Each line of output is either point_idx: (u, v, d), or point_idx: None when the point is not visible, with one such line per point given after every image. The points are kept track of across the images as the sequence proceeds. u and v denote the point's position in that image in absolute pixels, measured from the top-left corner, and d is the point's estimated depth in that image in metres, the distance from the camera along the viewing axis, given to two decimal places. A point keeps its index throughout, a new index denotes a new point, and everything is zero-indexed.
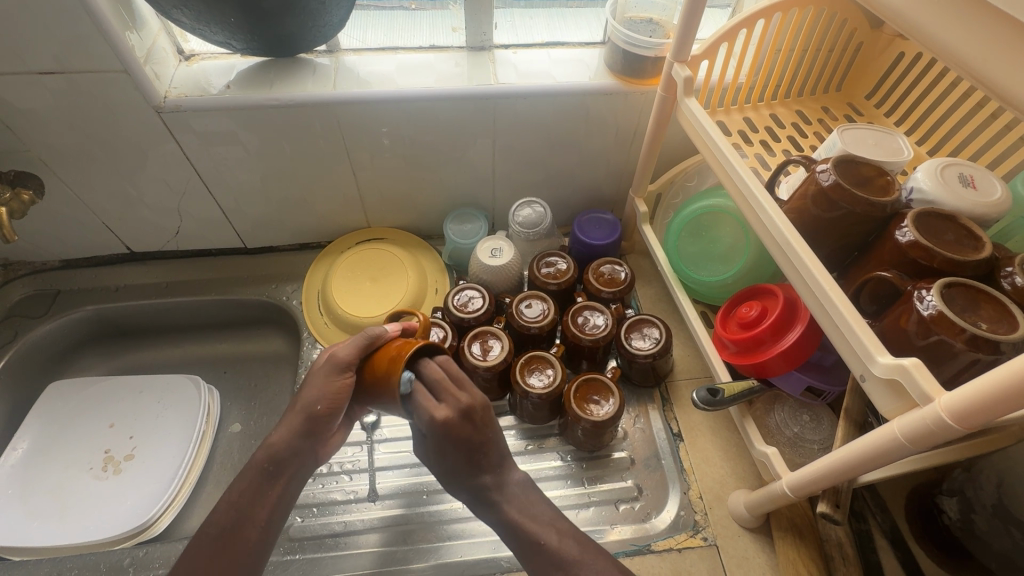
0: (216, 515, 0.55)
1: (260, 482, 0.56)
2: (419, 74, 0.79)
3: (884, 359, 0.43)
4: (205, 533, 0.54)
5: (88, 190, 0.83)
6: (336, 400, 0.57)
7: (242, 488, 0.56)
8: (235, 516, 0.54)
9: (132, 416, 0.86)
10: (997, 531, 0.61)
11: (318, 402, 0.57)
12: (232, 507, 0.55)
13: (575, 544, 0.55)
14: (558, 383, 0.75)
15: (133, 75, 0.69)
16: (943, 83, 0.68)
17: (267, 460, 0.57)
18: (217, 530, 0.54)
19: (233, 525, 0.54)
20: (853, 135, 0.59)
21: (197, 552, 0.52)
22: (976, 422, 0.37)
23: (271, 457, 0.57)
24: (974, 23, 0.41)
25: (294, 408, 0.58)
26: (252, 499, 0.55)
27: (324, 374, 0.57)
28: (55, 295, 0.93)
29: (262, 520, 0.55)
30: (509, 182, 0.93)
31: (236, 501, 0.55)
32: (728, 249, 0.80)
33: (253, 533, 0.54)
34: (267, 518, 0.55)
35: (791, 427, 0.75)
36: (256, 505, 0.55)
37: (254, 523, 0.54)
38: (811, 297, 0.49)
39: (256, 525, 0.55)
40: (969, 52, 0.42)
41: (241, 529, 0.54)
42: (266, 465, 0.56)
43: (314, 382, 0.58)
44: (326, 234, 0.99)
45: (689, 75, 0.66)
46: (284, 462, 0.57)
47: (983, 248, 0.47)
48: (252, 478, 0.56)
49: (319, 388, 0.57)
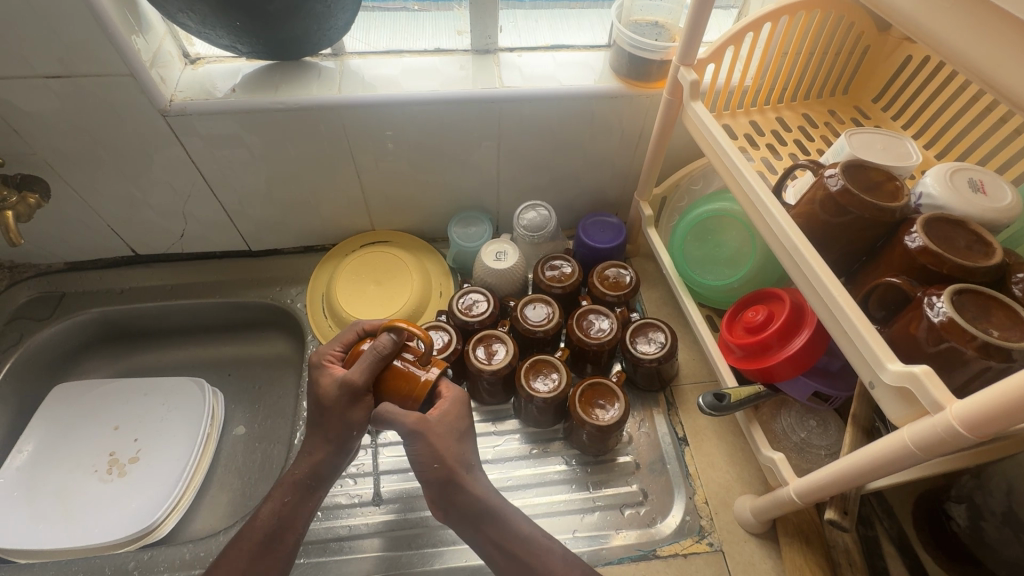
0: (258, 519, 0.59)
1: (300, 495, 0.60)
2: (425, 78, 0.79)
3: (894, 366, 0.42)
4: (249, 535, 0.58)
5: (93, 192, 0.83)
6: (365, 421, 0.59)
7: (282, 499, 0.60)
8: (276, 523, 0.59)
9: (136, 419, 0.86)
10: (1007, 539, 0.60)
11: (349, 428, 0.58)
12: (274, 516, 0.59)
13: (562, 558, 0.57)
14: (563, 387, 0.75)
15: (139, 79, 0.69)
16: (952, 87, 0.67)
17: (306, 475, 0.60)
18: (257, 535, 0.58)
19: (274, 532, 0.58)
20: (860, 139, 0.59)
21: (240, 554, 0.57)
22: (988, 431, 0.36)
23: (310, 473, 0.60)
24: (990, 28, 0.40)
25: (327, 429, 0.59)
26: (293, 511, 0.59)
27: (345, 404, 0.57)
28: (61, 298, 0.93)
29: (298, 529, 0.59)
30: (513, 185, 0.93)
31: (278, 511, 0.59)
32: (733, 253, 0.79)
33: (290, 541, 0.59)
34: (302, 526, 0.60)
35: (797, 432, 0.75)
36: (294, 514, 0.59)
37: (291, 531, 0.59)
38: (819, 303, 0.49)
39: (295, 533, 0.59)
40: (983, 57, 0.41)
41: (279, 538, 0.58)
42: (303, 479, 0.60)
43: (336, 413, 0.58)
44: (330, 237, 0.99)
45: (695, 79, 0.65)
46: (321, 478, 0.61)
47: (994, 253, 0.47)
48: (291, 489, 0.60)
49: (347, 419, 0.58)
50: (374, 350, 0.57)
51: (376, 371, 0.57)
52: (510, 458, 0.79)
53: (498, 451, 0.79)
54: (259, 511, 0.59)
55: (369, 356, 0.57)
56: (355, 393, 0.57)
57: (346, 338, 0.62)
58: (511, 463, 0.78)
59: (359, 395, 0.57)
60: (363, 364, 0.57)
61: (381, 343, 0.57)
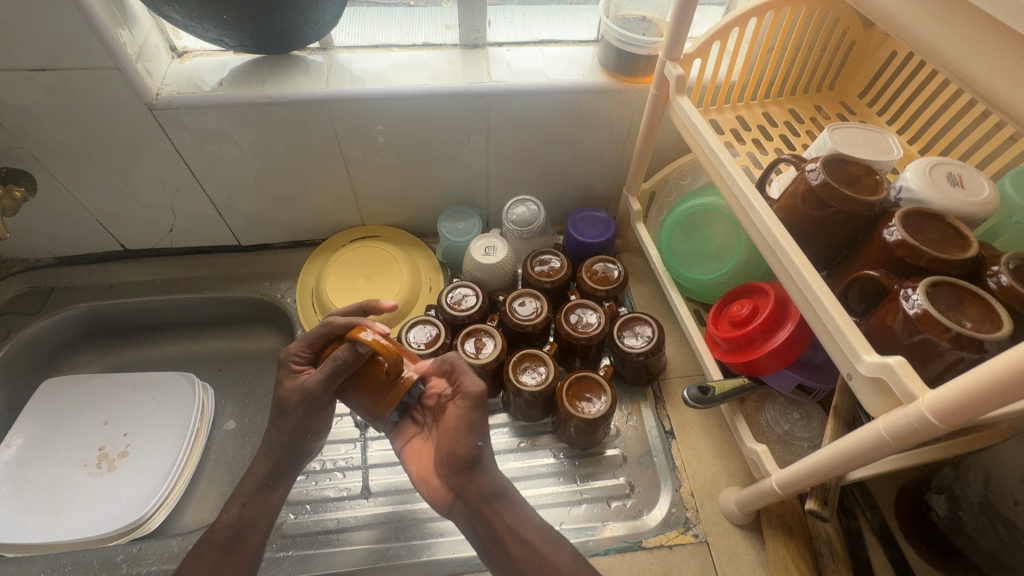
0: (219, 524, 0.61)
1: (260, 495, 0.62)
2: (413, 72, 0.79)
3: (870, 357, 0.43)
4: (209, 540, 0.60)
5: (80, 186, 0.83)
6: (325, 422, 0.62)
7: (242, 502, 0.62)
8: (238, 526, 0.60)
9: (125, 414, 0.86)
10: (983, 529, 0.62)
11: (308, 432, 0.62)
12: (236, 518, 0.61)
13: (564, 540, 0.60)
14: (551, 381, 0.75)
15: (124, 72, 0.69)
16: (935, 82, 0.68)
17: (262, 476, 0.63)
18: (220, 539, 0.59)
19: (235, 534, 0.60)
20: (843, 134, 0.60)
21: (203, 559, 0.58)
22: (958, 420, 0.37)
23: (268, 472, 0.63)
24: (959, 22, 0.41)
25: (280, 432, 0.62)
26: (254, 510, 0.61)
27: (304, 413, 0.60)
28: (49, 292, 0.92)
29: (262, 528, 0.61)
30: (503, 180, 0.93)
31: (239, 513, 0.61)
32: (720, 248, 0.80)
33: (254, 540, 0.60)
34: (267, 525, 0.62)
35: (781, 424, 0.76)
36: (256, 514, 0.61)
37: (254, 531, 0.61)
38: (799, 296, 0.50)
39: (258, 531, 0.61)
40: (954, 53, 0.42)
41: (242, 537, 0.60)
42: (261, 478, 0.63)
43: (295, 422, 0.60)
44: (320, 232, 0.99)
45: (681, 74, 0.66)
46: (278, 476, 0.63)
47: (970, 247, 0.47)
48: (250, 492, 0.62)
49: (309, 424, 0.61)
50: (337, 365, 0.56)
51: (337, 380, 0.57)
52: (499, 452, 0.79)
53: None
54: (221, 517, 0.61)
55: (327, 366, 0.57)
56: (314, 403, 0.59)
57: (314, 340, 0.61)
58: (500, 457, 0.79)
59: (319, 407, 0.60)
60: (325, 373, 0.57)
61: (344, 356, 0.56)
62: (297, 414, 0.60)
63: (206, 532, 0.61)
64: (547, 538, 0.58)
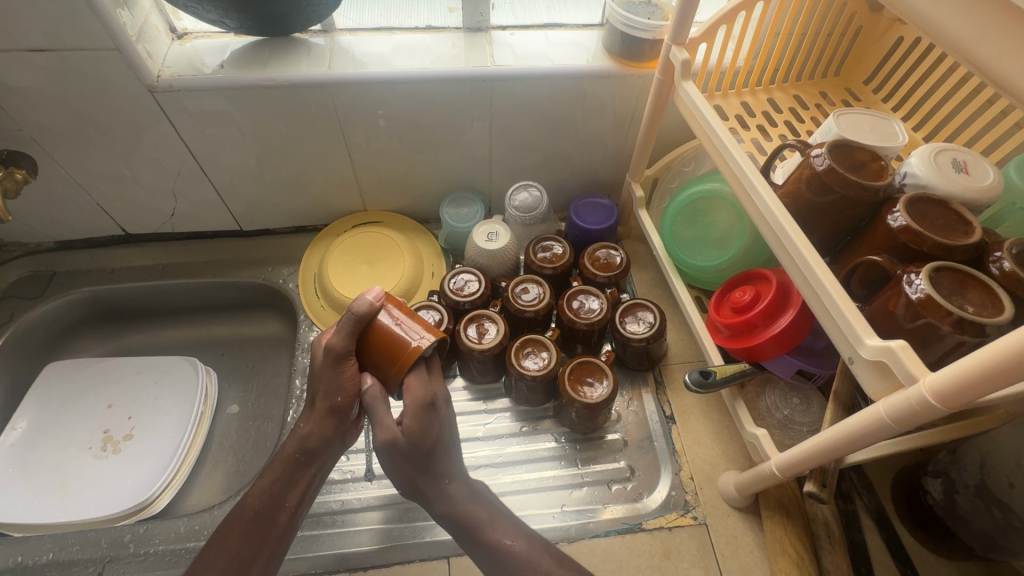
0: (249, 498, 0.59)
1: (292, 470, 0.60)
2: (416, 55, 0.79)
3: (872, 341, 0.43)
4: (239, 514, 0.58)
5: (81, 170, 0.82)
6: (353, 387, 0.58)
7: (275, 476, 0.60)
8: (267, 502, 0.59)
9: (130, 397, 0.86)
10: (978, 511, 0.63)
11: (337, 394, 0.58)
12: (266, 494, 0.59)
13: (543, 555, 0.57)
14: (553, 366, 0.76)
15: (125, 53, 0.68)
16: (941, 68, 0.67)
17: (297, 451, 0.60)
18: (248, 516, 0.58)
19: (263, 511, 0.58)
20: (848, 119, 0.59)
21: (232, 532, 0.57)
22: (958, 403, 0.37)
23: (301, 448, 0.60)
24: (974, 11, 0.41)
25: (318, 402, 0.59)
26: (285, 487, 0.60)
27: (330, 371, 0.58)
28: (51, 277, 0.92)
29: (291, 506, 0.60)
30: (505, 165, 0.93)
31: (270, 489, 0.59)
32: (722, 234, 0.80)
33: (284, 518, 0.59)
34: (296, 504, 0.61)
35: (781, 409, 0.77)
36: (286, 490, 0.60)
37: (283, 508, 0.60)
38: (802, 280, 0.50)
39: (287, 510, 0.60)
40: (973, 40, 0.42)
41: (270, 516, 0.58)
42: (295, 453, 0.60)
43: (324, 379, 0.58)
44: (322, 217, 0.99)
45: (686, 58, 0.65)
46: (313, 454, 0.60)
47: (973, 232, 0.48)
48: (283, 466, 0.60)
49: (335, 381, 0.58)
50: (351, 312, 0.57)
51: (354, 334, 0.57)
52: (500, 436, 0.80)
53: (489, 429, 0.81)
54: (250, 493, 0.59)
55: (346, 318, 0.57)
56: (337, 358, 0.57)
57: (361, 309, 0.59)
58: (501, 441, 0.80)
59: (341, 356, 0.57)
60: (345, 325, 0.57)
61: (359, 305, 0.57)
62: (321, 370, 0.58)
63: (238, 503, 0.60)
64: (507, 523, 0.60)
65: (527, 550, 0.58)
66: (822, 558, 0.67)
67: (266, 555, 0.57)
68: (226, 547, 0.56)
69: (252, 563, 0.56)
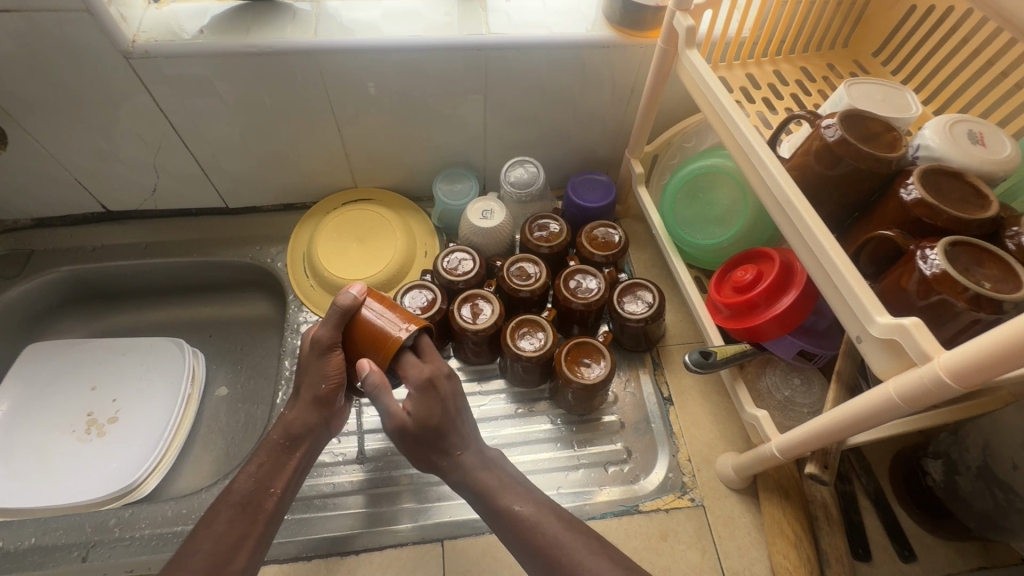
0: (233, 488, 0.57)
1: (277, 456, 0.60)
2: (407, 22, 0.75)
3: (883, 319, 0.42)
4: (223, 504, 0.56)
5: (56, 142, 0.79)
6: (339, 374, 0.60)
7: (260, 463, 0.59)
8: (254, 488, 0.57)
9: (114, 379, 0.84)
10: (979, 492, 0.62)
11: (323, 381, 0.60)
12: (251, 481, 0.58)
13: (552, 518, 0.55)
14: (549, 347, 0.74)
15: (97, 16, 0.64)
16: (954, 37, 0.65)
17: (282, 437, 0.61)
18: (235, 502, 0.56)
19: (251, 499, 0.56)
20: (859, 89, 0.57)
21: (217, 519, 0.55)
22: (973, 381, 0.36)
23: (287, 433, 0.61)
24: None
25: (303, 391, 0.61)
26: (271, 473, 0.59)
27: (319, 362, 0.59)
28: (28, 255, 0.89)
29: (279, 490, 0.59)
30: (501, 140, 0.90)
31: (256, 475, 0.58)
32: (724, 212, 0.78)
33: (271, 504, 0.57)
34: (283, 488, 0.59)
35: (782, 390, 0.76)
36: (272, 476, 0.59)
37: (270, 495, 0.58)
38: (810, 257, 0.48)
39: (275, 496, 0.58)
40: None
41: (257, 501, 0.57)
42: (280, 439, 0.61)
43: (310, 369, 0.60)
44: (311, 194, 0.95)
45: (691, 25, 0.62)
46: (298, 439, 0.61)
47: (990, 207, 0.46)
48: (268, 452, 0.60)
49: (320, 370, 0.59)
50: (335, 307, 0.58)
51: (338, 328, 0.58)
52: (495, 417, 0.78)
53: (484, 411, 0.79)
54: (236, 481, 0.58)
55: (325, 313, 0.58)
56: (324, 351, 0.59)
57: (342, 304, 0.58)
58: (496, 423, 0.78)
59: (326, 348, 0.59)
60: (327, 322, 0.58)
61: (341, 301, 0.58)
62: (309, 362, 0.60)
63: (223, 493, 0.57)
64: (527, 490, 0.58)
65: (534, 512, 0.55)
66: (820, 540, 0.66)
67: (253, 543, 0.55)
68: (213, 531, 0.53)
69: (239, 547, 0.53)
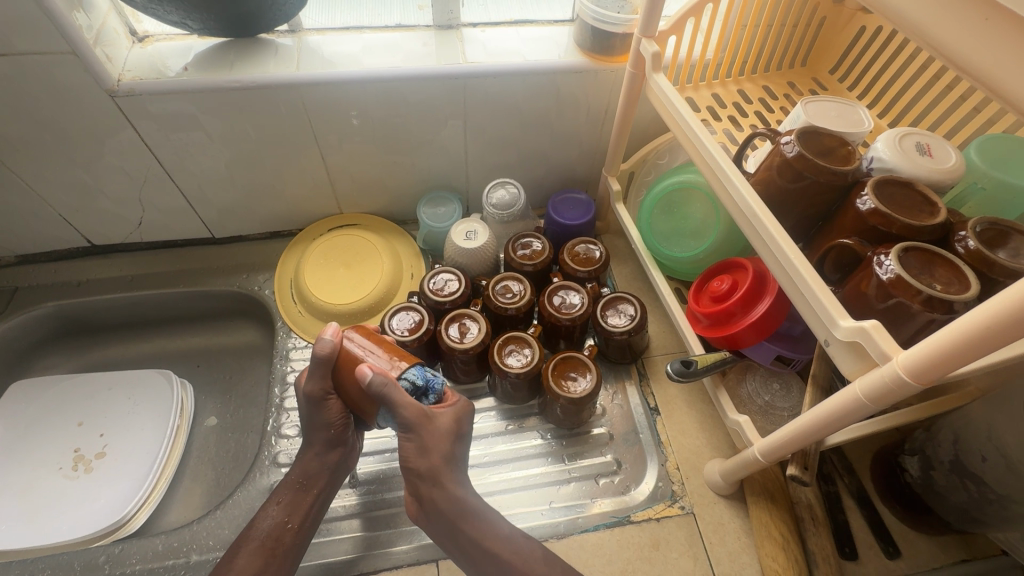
0: (255, 527, 0.61)
1: (295, 496, 0.63)
2: (386, 54, 0.78)
3: (846, 322, 0.44)
4: (245, 542, 0.59)
5: (41, 180, 0.79)
6: (340, 417, 0.63)
7: (279, 503, 0.63)
8: (275, 526, 0.61)
9: (101, 414, 0.83)
10: (953, 486, 0.64)
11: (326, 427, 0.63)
12: (272, 520, 0.61)
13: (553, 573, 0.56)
14: (536, 362, 0.75)
15: (82, 57, 0.66)
16: (902, 55, 0.69)
17: (299, 476, 0.64)
18: (256, 538, 0.59)
19: (271, 536, 0.60)
20: (816, 107, 0.61)
21: (239, 556, 0.58)
22: (931, 377, 0.38)
23: (304, 473, 0.65)
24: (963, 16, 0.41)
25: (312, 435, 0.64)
26: (289, 511, 0.62)
27: (315, 410, 0.62)
28: (12, 292, 0.89)
29: (296, 527, 0.62)
30: (481, 163, 0.92)
31: (275, 514, 0.62)
32: (698, 225, 0.81)
33: (289, 539, 0.60)
34: (301, 525, 0.62)
35: (762, 396, 0.78)
36: (291, 513, 0.62)
37: (289, 532, 0.61)
38: (777, 266, 0.51)
39: (293, 532, 0.61)
40: (955, 46, 0.41)
41: (277, 537, 0.60)
42: (297, 479, 0.64)
43: (311, 417, 0.63)
44: (296, 222, 0.97)
45: (656, 51, 0.65)
46: (314, 477, 0.65)
47: (939, 213, 0.49)
48: (286, 492, 0.64)
49: (321, 418, 0.62)
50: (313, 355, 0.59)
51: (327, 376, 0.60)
52: (486, 435, 0.79)
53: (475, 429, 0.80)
54: (258, 519, 0.61)
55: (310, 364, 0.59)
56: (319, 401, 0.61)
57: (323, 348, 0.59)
58: (487, 441, 0.79)
59: (320, 399, 0.61)
60: (316, 370, 0.59)
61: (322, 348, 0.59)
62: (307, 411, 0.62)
63: (246, 530, 0.61)
64: (514, 547, 0.57)
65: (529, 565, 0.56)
66: (808, 541, 0.68)
67: None
68: (234, 566, 0.57)
69: None
